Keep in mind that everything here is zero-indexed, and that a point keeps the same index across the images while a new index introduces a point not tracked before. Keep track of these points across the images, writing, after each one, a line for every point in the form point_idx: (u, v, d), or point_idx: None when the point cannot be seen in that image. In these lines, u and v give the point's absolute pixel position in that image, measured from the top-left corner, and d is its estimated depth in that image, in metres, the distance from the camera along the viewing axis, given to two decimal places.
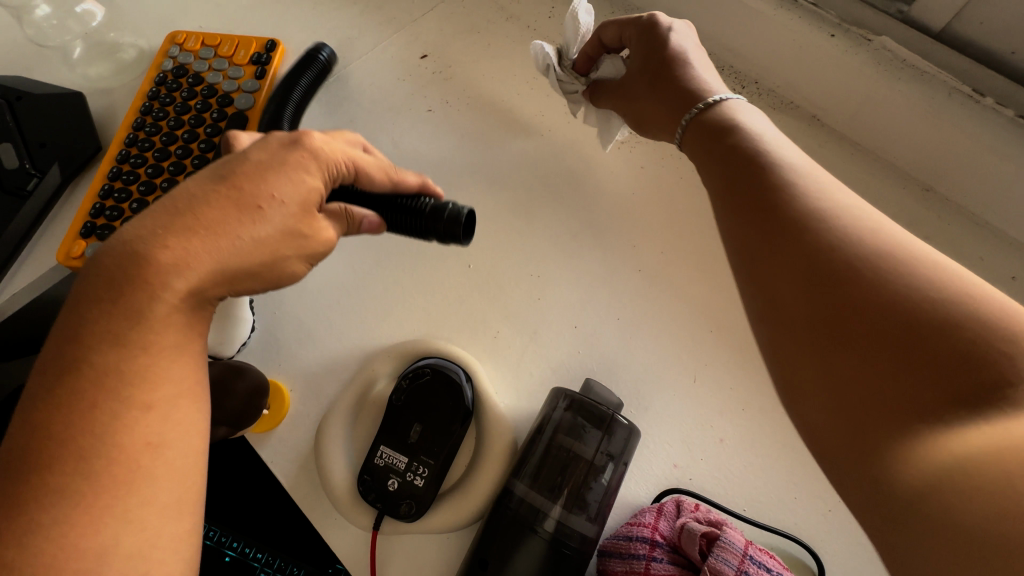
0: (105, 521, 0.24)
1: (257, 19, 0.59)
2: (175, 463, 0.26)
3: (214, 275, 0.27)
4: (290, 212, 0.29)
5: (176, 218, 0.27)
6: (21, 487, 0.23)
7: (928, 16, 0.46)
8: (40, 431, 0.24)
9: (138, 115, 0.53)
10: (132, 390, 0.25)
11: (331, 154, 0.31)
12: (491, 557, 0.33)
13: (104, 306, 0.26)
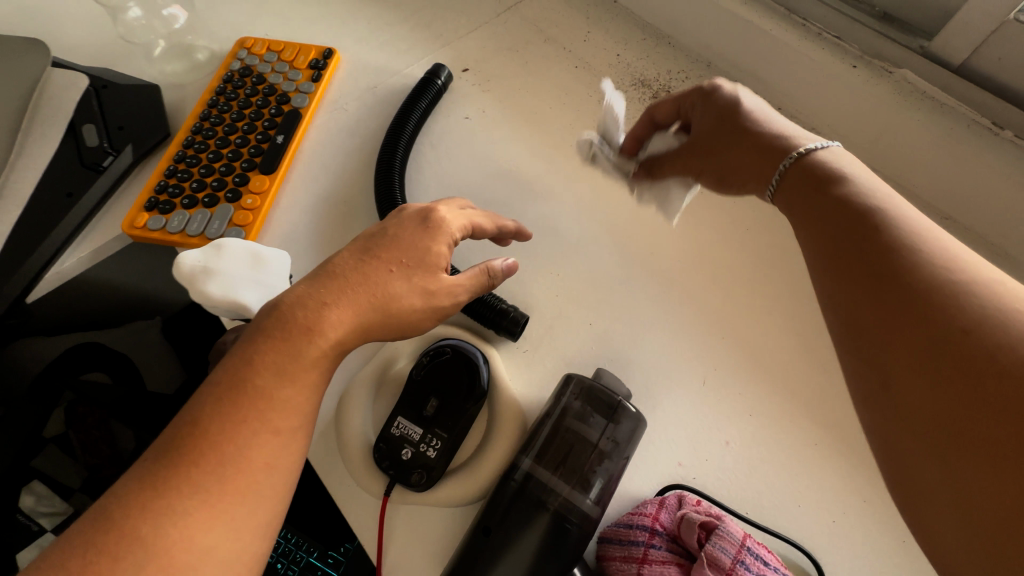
0: (214, 523, 0.29)
1: (318, 31, 0.65)
2: (278, 488, 0.31)
3: (358, 319, 0.36)
4: (415, 273, 0.39)
5: (331, 281, 0.37)
6: (161, 475, 0.29)
7: (949, 52, 0.47)
8: (194, 431, 0.31)
9: (205, 107, 0.58)
10: (272, 415, 0.32)
11: (446, 232, 0.41)
12: (494, 526, 0.34)
13: (275, 341, 0.34)
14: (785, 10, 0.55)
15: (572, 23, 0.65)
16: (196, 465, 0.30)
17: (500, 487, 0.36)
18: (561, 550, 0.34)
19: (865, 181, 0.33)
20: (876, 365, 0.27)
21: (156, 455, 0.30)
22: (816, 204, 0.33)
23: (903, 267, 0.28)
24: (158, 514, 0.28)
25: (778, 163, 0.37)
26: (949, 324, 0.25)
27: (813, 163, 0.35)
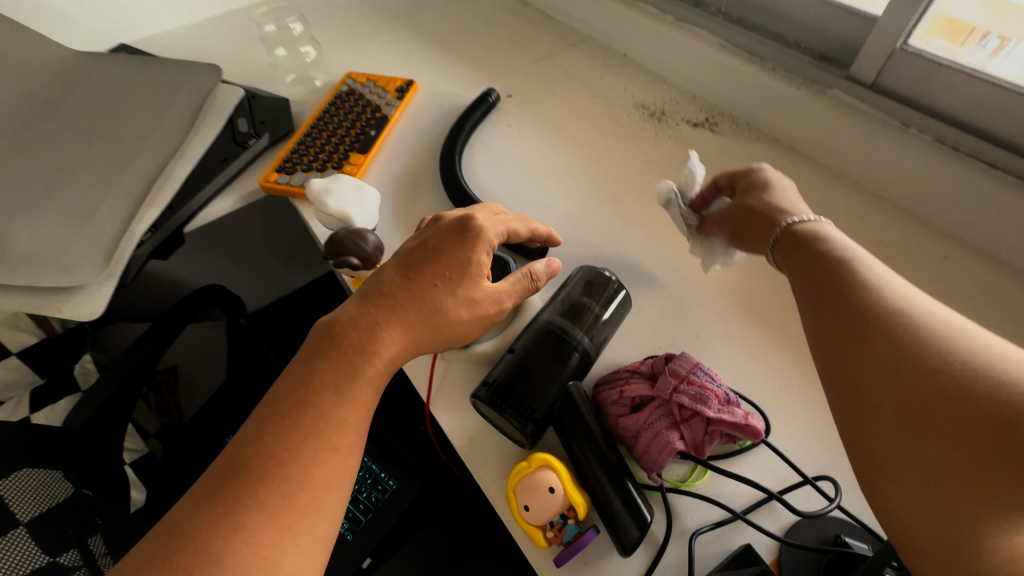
0: (281, 541, 0.33)
1: (404, 71, 0.90)
2: (334, 505, 0.35)
3: (408, 331, 0.41)
4: (460, 286, 0.43)
5: (378, 299, 0.42)
6: (233, 493, 0.33)
7: (863, 73, 0.65)
8: (262, 450, 0.35)
9: (320, 112, 0.80)
10: (331, 434, 0.36)
11: (483, 242, 0.45)
12: (519, 347, 0.47)
13: (331, 360, 0.39)
14: (747, 54, 0.75)
15: (591, 69, 0.87)
16: (265, 487, 0.34)
17: (525, 329, 0.50)
18: (568, 368, 0.46)
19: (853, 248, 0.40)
20: (860, 407, 0.32)
21: (223, 475, 0.34)
22: (812, 270, 0.40)
23: (887, 318, 0.33)
24: (229, 532, 0.32)
25: (775, 231, 0.47)
26: (910, 349, 0.31)
27: (803, 230, 0.44)
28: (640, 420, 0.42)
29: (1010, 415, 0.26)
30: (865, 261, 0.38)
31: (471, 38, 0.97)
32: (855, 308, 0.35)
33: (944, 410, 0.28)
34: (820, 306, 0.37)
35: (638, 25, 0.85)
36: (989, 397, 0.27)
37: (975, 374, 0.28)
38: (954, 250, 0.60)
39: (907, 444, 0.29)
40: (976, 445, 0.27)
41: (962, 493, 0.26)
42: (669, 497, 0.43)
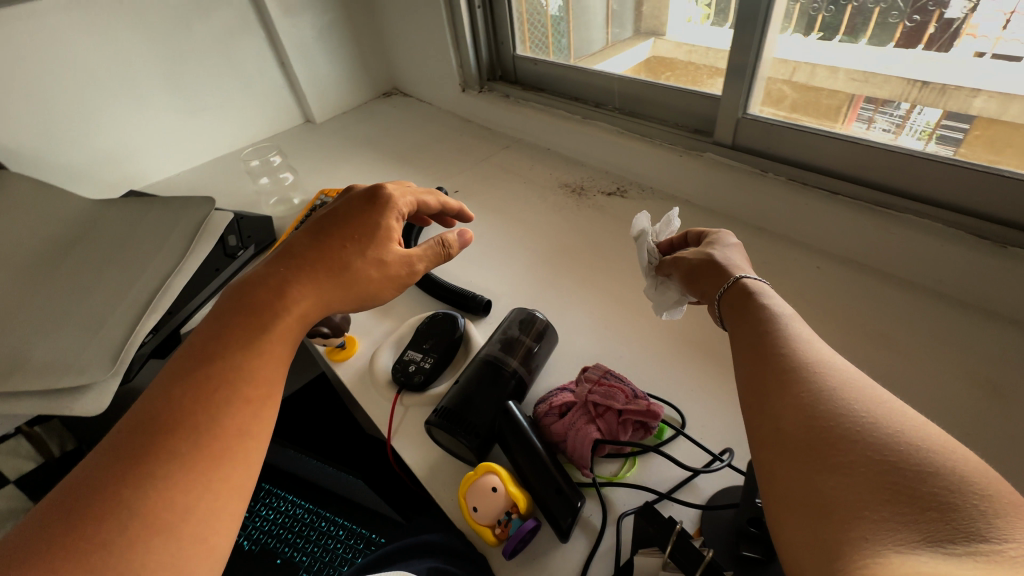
0: (193, 484, 0.35)
1: (369, 184, 1.08)
2: (247, 456, 0.38)
3: (319, 283, 0.48)
4: (368, 246, 0.52)
5: (291, 262, 0.49)
6: (143, 442, 0.35)
7: (721, 136, 0.82)
8: (172, 403, 0.38)
9: (298, 222, 0.96)
10: (242, 389, 0.40)
11: (389, 210, 0.55)
12: (465, 380, 0.56)
13: (243, 321, 0.43)
14: (638, 135, 0.94)
15: (522, 163, 1.07)
16: (174, 435, 0.36)
17: (470, 365, 0.59)
18: (506, 392, 0.55)
19: (787, 309, 0.41)
20: (769, 439, 0.32)
21: (131, 429, 0.36)
22: (745, 321, 0.41)
23: (802, 367, 0.34)
24: (138, 480, 0.34)
25: (724, 284, 0.47)
26: (826, 393, 0.31)
27: (747, 284, 0.45)
28: (566, 423, 0.51)
29: (899, 458, 0.26)
30: (795, 320, 0.39)
31: (424, 151, 1.17)
32: (773, 355, 0.36)
33: (843, 449, 0.28)
34: (749, 354, 0.38)
35: (555, 125, 1.05)
36: (887, 444, 0.27)
37: (877, 420, 0.28)
38: (824, 261, 0.73)
39: (805, 475, 0.28)
40: (870, 485, 0.26)
41: (847, 524, 0.25)
42: (603, 490, 0.49)
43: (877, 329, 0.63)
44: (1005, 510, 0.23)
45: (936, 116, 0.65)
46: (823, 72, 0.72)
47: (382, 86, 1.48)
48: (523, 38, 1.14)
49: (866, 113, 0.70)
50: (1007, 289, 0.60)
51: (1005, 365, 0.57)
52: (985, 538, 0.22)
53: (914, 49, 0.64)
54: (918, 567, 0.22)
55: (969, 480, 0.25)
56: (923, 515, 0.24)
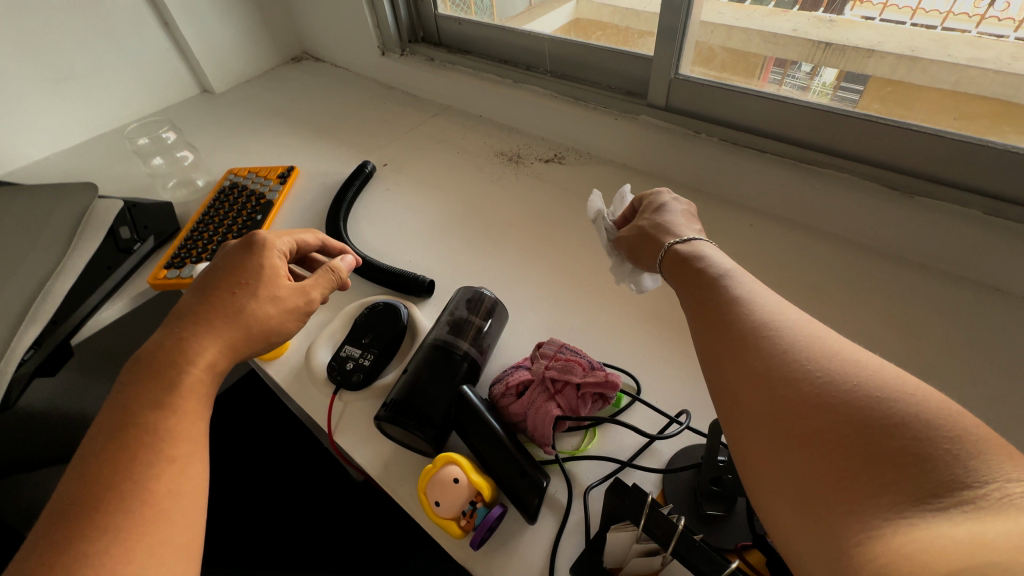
0: (132, 551, 0.32)
1: (285, 161, 0.98)
2: (186, 511, 0.36)
3: (217, 334, 0.45)
4: (256, 286, 0.49)
5: (180, 322, 0.45)
6: (72, 521, 0.33)
7: (653, 98, 0.81)
8: (89, 477, 0.35)
9: (206, 208, 0.85)
10: (163, 447, 0.37)
11: (268, 245, 0.51)
12: (412, 366, 0.53)
13: (148, 385, 0.40)
14: (571, 99, 0.91)
15: (453, 132, 1.01)
16: (102, 507, 0.33)
17: (417, 352, 0.55)
18: (456, 374, 0.52)
19: (726, 266, 0.40)
20: (739, 420, 0.31)
21: (57, 518, 0.33)
22: (688, 281, 0.41)
23: (757, 332, 0.33)
24: (74, 558, 0.31)
25: (663, 247, 0.48)
26: (777, 359, 0.31)
27: (681, 249, 0.45)
28: (524, 402, 0.49)
29: (865, 416, 0.26)
30: (735, 275, 0.39)
31: (345, 122, 1.08)
32: (724, 319, 0.35)
33: (812, 421, 0.27)
34: (701, 317, 0.38)
35: (486, 91, 1.00)
36: (849, 402, 0.27)
37: (832, 379, 0.28)
38: (756, 218, 0.76)
39: (780, 454, 0.28)
40: (843, 453, 0.26)
41: (834, 496, 0.25)
42: (566, 465, 0.49)
43: (808, 281, 0.67)
44: (975, 447, 0.24)
45: (833, 77, 0.69)
46: (739, 33, 0.75)
47: (290, 50, 1.33)
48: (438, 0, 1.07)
49: (776, 76, 0.73)
50: (916, 236, 0.65)
51: (918, 306, 0.62)
52: (965, 485, 0.23)
53: (816, 11, 0.68)
54: (912, 532, 0.23)
55: (934, 422, 0.25)
56: (902, 472, 0.24)
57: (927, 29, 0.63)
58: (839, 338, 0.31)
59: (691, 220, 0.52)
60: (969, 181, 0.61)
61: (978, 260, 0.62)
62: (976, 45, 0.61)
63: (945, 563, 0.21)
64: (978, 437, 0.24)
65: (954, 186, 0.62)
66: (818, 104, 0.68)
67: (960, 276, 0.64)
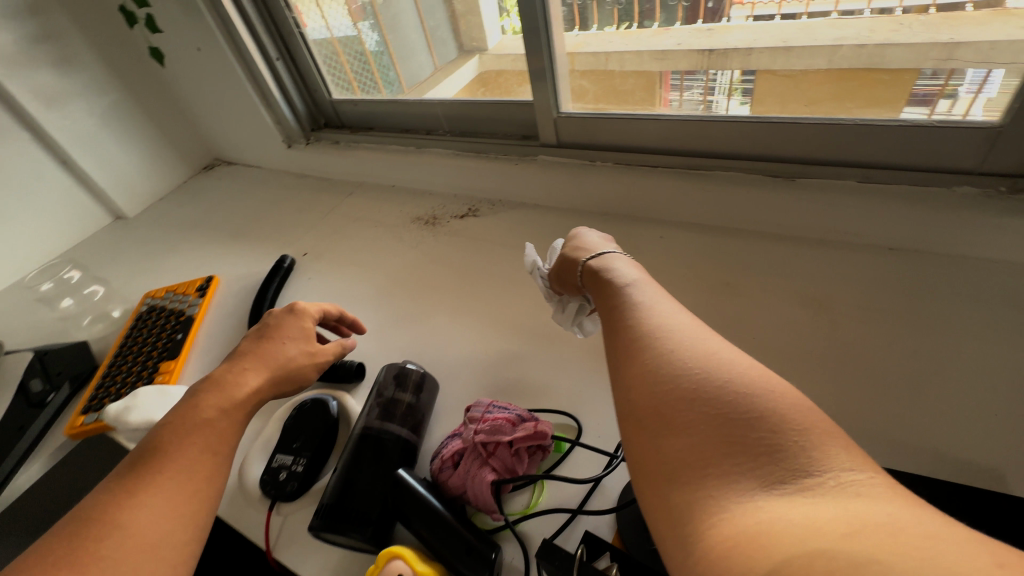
0: (169, 519, 0.39)
1: (204, 272, 0.97)
2: (210, 500, 0.42)
3: (262, 373, 0.52)
4: (295, 341, 0.57)
5: (236, 359, 0.53)
6: (135, 482, 0.40)
7: (545, 137, 0.85)
8: (157, 450, 0.42)
9: (124, 339, 0.82)
10: (215, 443, 0.45)
11: (308, 311, 0.61)
12: (343, 461, 0.51)
13: (210, 389, 0.49)
14: (474, 153, 0.94)
15: (370, 206, 1.02)
16: (161, 474, 0.40)
17: (348, 444, 0.53)
18: (390, 459, 0.51)
19: (635, 276, 0.43)
20: (627, 412, 0.32)
21: (125, 475, 0.41)
22: (602, 292, 0.43)
23: (648, 334, 0.34)
24: (129, 510, 0.38)
25: (579, 265, 0.50)
26: (664, 356, 0.32)
27: (595, 263, 0.48)
28: (461, 473, 0.48)
29: (732, 409, 0.27)
30: (641, 284, 0.41)
31: (261, 220, 1.08)
32: (624, 324, 0.37)
33: (688, 411, 0.28)
34: (608, 323, 0.39)
35: (393, 161, 1.02)
36: (719, 396, 0.28)
37: (707, 374, 0.29)
38: (665, 229, 0.78)
39: (657, 443, 0.29)
40: (711, 441, 0.27)
41: (698, 482, 0.26)
42: (519, 528, 0.47)
43: (723, 279, 0.69)
44: (818, 440, 0.26)
45: (735, 75, 0.71)
46: (631, 58, 0.78)
47: (200, 159, 1.34)
48: (348, 85, 1.10)
49: (676, 83, 0.75)
50: (808, 214, 0.68)
51: (826, 280, 0.64)
52: (807, 472, 0.25)
53: (696, 23, 0.72)
54: (757, 513, 0.24)
55: (788, 417, 0.27)
56: (758, 461, 0.26)
57: (794, 18, 0.66)
58: (719, 338, 0.33)
59: (606, 241, 0.55)
60: (837, 156, 0.65)
61: (867, 225, 0.65)
62: (838, 25, 0.64)
63: (781, 542, 0.22)
64: (823, 430, 0.26)
65: (826, 163, 0.66)
66: (700, 115, 0.71)
67: (857, 243, 0.67)
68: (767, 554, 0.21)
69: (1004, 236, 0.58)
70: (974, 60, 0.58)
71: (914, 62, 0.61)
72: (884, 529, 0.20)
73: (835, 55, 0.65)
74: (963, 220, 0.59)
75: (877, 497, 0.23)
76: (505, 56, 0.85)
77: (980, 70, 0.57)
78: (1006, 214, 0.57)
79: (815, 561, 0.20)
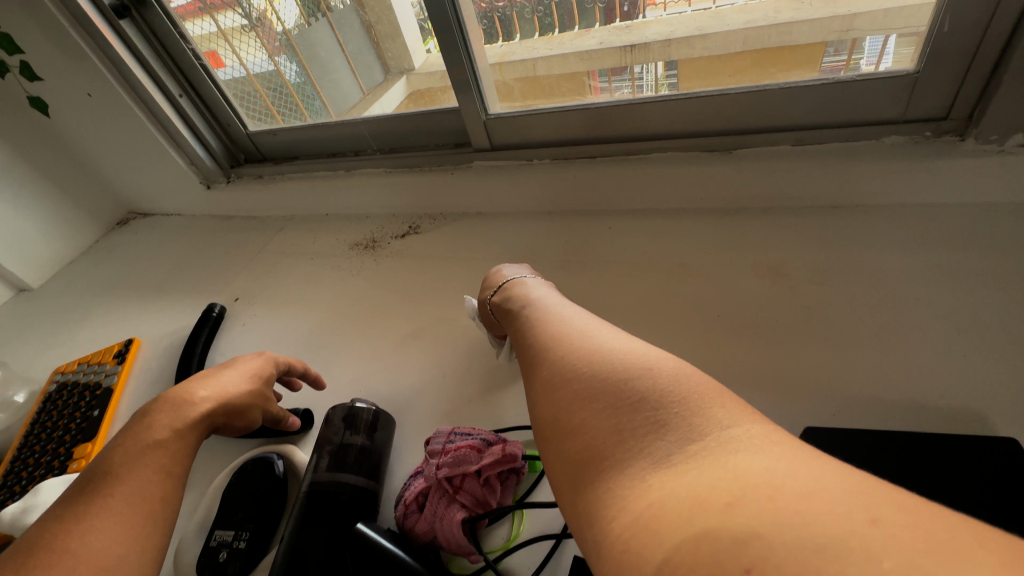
0: (122, 538, 0.36)
1: (123, 336, 0.87)
2: (164, 518, 0.40)
3: (222, 399, 0.48)
4: (260, 382, 0.53)
5: (201, 378, 0.49)
6: (85, 504, 0.38)
7: (478, 142, 0.81)
8: (107, 468, 0.40)
9: (29, 425, 0.72)
10: (168, 457, 0.42)
11: (284, 359, 0.58)
12: (291, 527, 0.44)
13: (159, 404, 0.46)
14: (407, 169, 0.90)
15: (303, 238, 0.96)
16: (112, 495, 0.38)
17: (296, 506, 0.47)
18: (343, 515, 0.45)
19: (544, 303, 0.46)
20: (539, 429, 0.33)
21: (75, 497, 0.38)
22: (516, 322, 0.46)
23: (549, 349, 0.36)
24: (80, 533, 0.36)
25: (490, 299, 0.56)
26: (560, 366, 0.34)
27: (507, 297, 0.52)
28: (427, 517, 0.42)
29: (617, 399, 0.28)
30: (548, 308, 0.45)
31: (184, 270, 0.99)
32: (532, 346, 0.39)
33: (582, 411, 0.29)
34: (521, 348, 0.42)
35: (323, 189, 0.97)
36: (606, 389, 0.29)
37: (596, 371, 0.31)
38: (612, 219, 0.76)
39: (563, 450, 0.29)
40: (604, 433, 0.27)
41: (599, 478, 0.26)
42: (502, 565, 0.42)
43: (677, 261, 0.67)
44: (701, 405, 0.26)
45: (661, 70, 0.70)
46: (557, 62, 0.75)
47: (112, 215, 1.22)
48: (269, 112, 1.01)
49: (604, 84, 0.72)
50: (747, 185, 0.67)
51: (775, 247, 0.64)
52: (690, 438, 0.25)
53: (613, 22, 0.71)
54: (649, 493, 0.23)
55: (669, 391, 0.27)
56: (645, 441, 0.26)
57: (706, 10, 0.67)
58: (611, 336, 0.35)
59: (521, 270, 0.60)
60: (768, 124, 0.64)
61: (806, 188, 0.65)
62: (745, 10, 0.65)
63: (670, 521, 0.21)
64: (704, 394, 0.27)
65: (758, 131, 0.66)
66: (630, 100, 0.69)
67: (799, 207, 0.67)
68: (660, 540, 0.21)
69: (936, 179, 0.59)
70: (872, 28, 0.59)
71: (819, 36, 0.61)
72: (760, 492, 0.20)
73: (749, 38, 0.64)
74: (896, 169, 0.59)
75: (756, 448, 0.23)
76: (432, 74, 0.81)
77: (878, 37, 0.59)
78: (934, 157, 0.57)
79: (700, 545, 0.19)
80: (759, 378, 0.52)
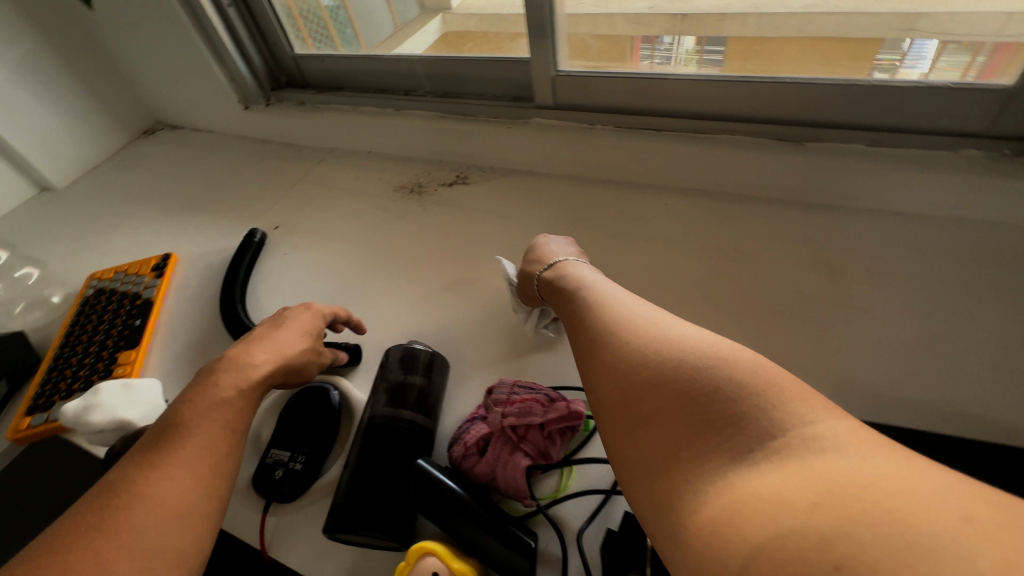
0: (192, 490, 0.37)
1: (159, 250, 0.86)
2: (230, 473, 0.41)
3: (279, 358, 0.49)
4: (310, 337, 0.54)
5: (255, 339, 0.50)
6: (159, 452, 0.39)
7: (541, 99, 0.79)
8: (179, 420, 0.41)
9: (68, 326, 0.72)
10: (236, 415, 0.43)
11: (328, 310, 0.58)
12: (354, 455, 0.46)
13: (226, 362, 0.46)
14: (459, 115, 0.87)
15: (344, 174, 0.94)
16: (182, 446, 0.39)
17: (356, 436, 0.49)
18: (404, 449, 0.46)
19: (596, 283, 0.47)
20: (602, 410, 0.34)
21: (150, 445, 0.40)
22: (567, 299, 0.47)
23: (610, 334, 0.37)
24: (153, 479, 0.37)
25: (539, 270, 0.56)
26: (625, 351, 0.35)
27: (555, 275, 0.53)
28: (489, 459, 0.44)
29: (691, 390, 0.30)
30: (601, 289, 0.45)
31: (219, 190, 0.97)
32: (588, 327, 0.40)
33: (653, 399, 0.31)
34: (574, 327, 0.43)
35: (369, 125, 0.94)
36: (678, 378, 0.30)
37: (666, 360, 0.32)
38: (668, 196, 0.76)
39: (632, 436, 0.31)
40: (677, 424, 0.29)
41: (674, 468, 0.28)
42: (552, 513, 0.44)
43: (732, 246, 0.67)
44: (780, 399, 0.27)
45: (694, 44, 0.69)
46: (602, 22, 0.73)
47: (140, 122, 1.18)
48: (301, 36, 0.98)
49: (645, 53, 0.72)
50: (812, 180, 0.67)
51: (831, 245, 0.64)
52: (770, 435, 0.26)
53: None
54: (730, 489, 0.25)
55: (744, 382, 0.29)
56: (723, 435, 0.27)
57: None
58: (677, 322, 0.36)
59: (566, 247, 0.60)
60: (848, 120, 0.63)
61: (872, 190, 0.65)
62: None
63: (756, 519, 0.23)
64: (783, 387, 0.28)
65: (836, 126, 0.64)
66: (708, 75, 0.67)
67: (859, 208, 0.67)
68: (745, 536, 0.23)
69: (1006, 198, 0.59)
70: (931, 30, 0.58)
71: (878, 32, 0.60)
72: (848, 492, 0.21)
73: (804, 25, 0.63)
74: (968, 183, 0.59)
75: (841, 448, 0.24)
76: (497, 19, 0.79)
77: (930, 41, 0.58)
78: (1011, 177, 0.57)
79: (788, 542, 0.21)
80: (804, 371, 0.54)
